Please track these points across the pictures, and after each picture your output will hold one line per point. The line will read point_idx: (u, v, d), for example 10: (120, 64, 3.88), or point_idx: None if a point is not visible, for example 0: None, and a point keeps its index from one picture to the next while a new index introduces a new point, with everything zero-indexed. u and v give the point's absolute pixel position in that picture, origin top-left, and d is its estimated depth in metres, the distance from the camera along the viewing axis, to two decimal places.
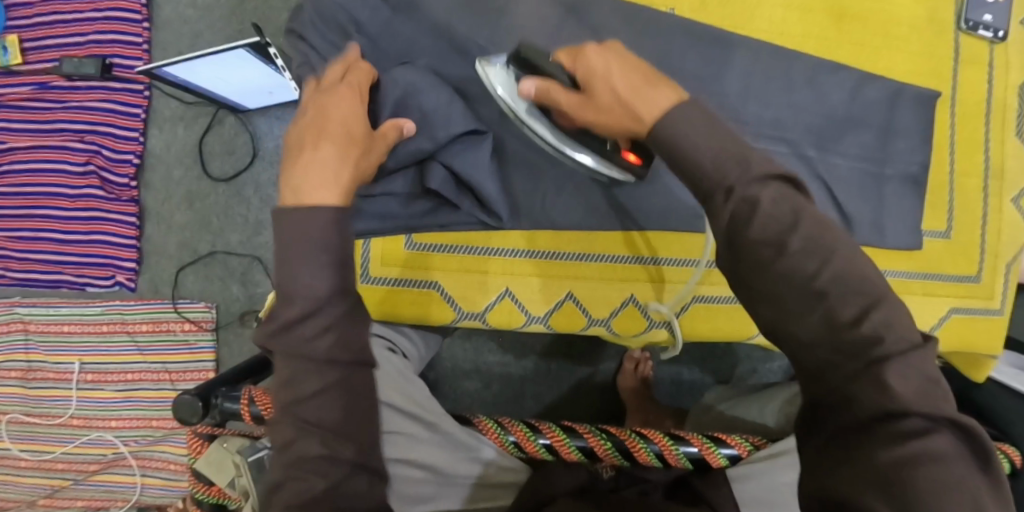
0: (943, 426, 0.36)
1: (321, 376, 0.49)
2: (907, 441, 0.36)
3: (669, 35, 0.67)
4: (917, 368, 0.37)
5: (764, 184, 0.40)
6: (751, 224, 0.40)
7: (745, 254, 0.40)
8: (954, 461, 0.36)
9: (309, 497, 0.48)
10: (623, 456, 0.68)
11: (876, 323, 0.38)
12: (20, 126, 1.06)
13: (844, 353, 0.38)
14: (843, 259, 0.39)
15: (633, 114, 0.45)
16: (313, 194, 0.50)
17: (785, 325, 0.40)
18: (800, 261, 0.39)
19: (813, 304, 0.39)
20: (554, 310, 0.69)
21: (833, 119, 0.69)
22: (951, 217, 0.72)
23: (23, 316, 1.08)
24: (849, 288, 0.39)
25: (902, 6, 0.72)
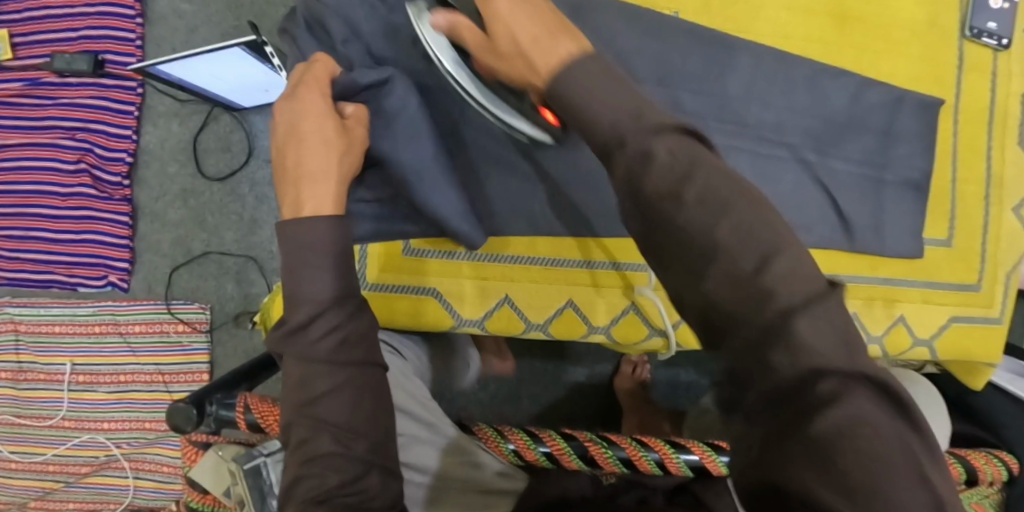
0: (860, 384, 0.30)
1: (332, 378, 0.51)
2: (825, 408, 0.30)
3: (673, 36, 0.66)
4: (831, 320, 0.32)
5: (660, 134, 0.37)
6: (647, 174, 0.36)
7: (644, 209, 0.36)
8: (881, 425, 0.30)
9: (324, 492, 0.50)
10: (624, 464, 0.66)
11: (778, 274, 0.33)
12: (10, 122, 1.04)
13: (743, 312, 0.33)
14: (743, 207, 0.35)
15: (529, 64, 0.43)
16: (311, 209, 0.52)
17: (688, 287, 0.35)
18: (694, 214, 0.35)
19: (712, 261, 0.34)
20: (553, 318, 0.68)
21: (834, 123, 0.68)
22: (952, 225, 0.71)
23: (13, 316, 1.06)
24: (748, 237, 0.34)
25: (907, 10, 0.71)
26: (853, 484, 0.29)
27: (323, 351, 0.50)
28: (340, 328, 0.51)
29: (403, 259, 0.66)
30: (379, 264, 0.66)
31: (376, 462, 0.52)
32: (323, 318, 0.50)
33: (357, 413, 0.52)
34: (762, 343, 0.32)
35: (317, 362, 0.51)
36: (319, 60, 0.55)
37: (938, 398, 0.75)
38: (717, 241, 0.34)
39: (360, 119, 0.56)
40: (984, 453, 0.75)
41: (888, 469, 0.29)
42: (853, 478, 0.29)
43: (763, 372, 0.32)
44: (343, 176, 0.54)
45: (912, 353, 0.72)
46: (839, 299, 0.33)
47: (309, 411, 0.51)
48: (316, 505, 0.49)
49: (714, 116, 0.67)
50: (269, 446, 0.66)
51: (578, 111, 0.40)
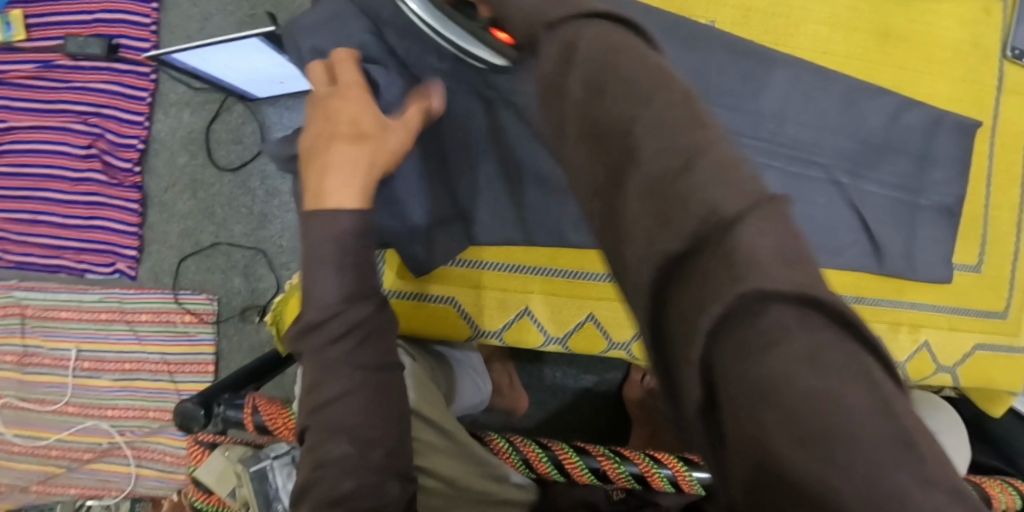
0: (813, 311, 0.22)
1: (344, 382, 0.48)
2: (772, 342, 0.21)
3: (710, 45, 0.64)
4: (778, 232, 0.24)
5: (589, 23, 0.33)
6: (569, 68, 0.32)
7: (569, 109, 0.32)
8: (845, 366, 0.21)
9: (338, 495, 0.47)
10: (636, 480, 0.65)
11: (701, 174, 0.26)
12: (22, 104, 1.03)
13: (655, 217, 0.26)
14: (665, 99, 0.29)
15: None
16: (336, 200, 0.47)
17: (603, 197, 0.30)
18: (615, 106, 0.30)
19: (627, 160, 0.29)
20: (572, 332, 0.67)
21: (870, 145, 0.66)
22: (983, 250, 0.70)
23: (20, 299, 1.05)
24: (667, 134, 0.28)
25: (949, 28, 0.69)
26: (815, 441, 0.20)
27: (336, 355, 0.48)
28: (356, 329, 0.48)
29: None
30: (397, 270, 0.65)
31: (394, 469, 0.50)
32: (331, 323, 0.47)
33: (369, 416, 0.49)
34: (681, 262, 0.25)
35: (324, 366, 0.48)
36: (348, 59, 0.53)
37: (960, 423, 0.73)
38: (636, 138, 0.29)
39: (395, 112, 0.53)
40: (1000, 481, 0.73)
41: (863, 422, 0.20)
42: (815, 430, 0.20)
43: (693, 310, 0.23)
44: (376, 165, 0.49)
45: (934, 379, 0.70)
46: (783, 206, 0.25)
47: (320, 418, 0.49)
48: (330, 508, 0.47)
49: (748, 133, 0.65)
50: (277, 449, 0.65)
51: (511, 17, 0.38)
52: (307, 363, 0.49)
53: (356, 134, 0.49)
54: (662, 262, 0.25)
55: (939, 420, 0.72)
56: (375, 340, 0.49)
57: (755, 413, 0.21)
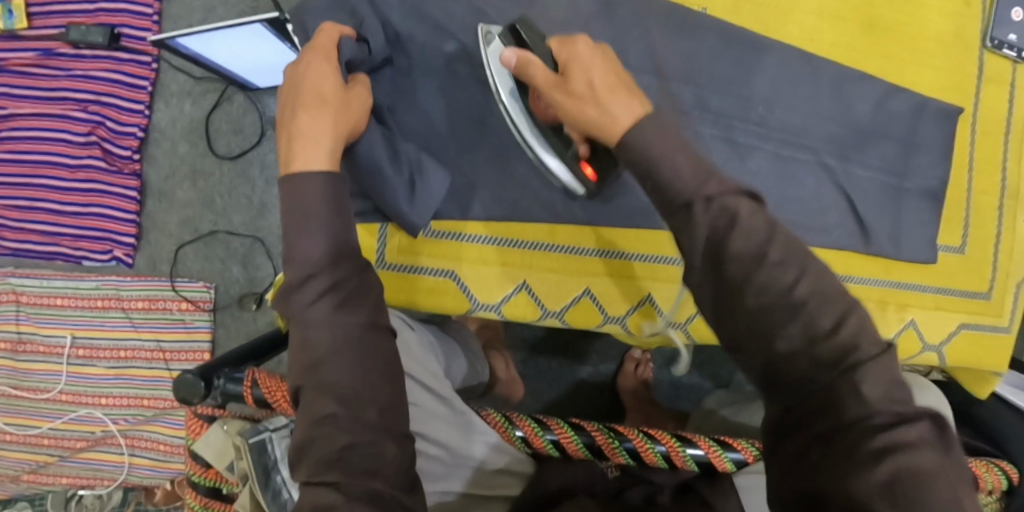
0: (914, 419, 0.34)
1: (333, 339, 0.50)
2: (880, 433, 0.34)
3: (702, 33, 0.67)
4: (888, 370, 0.36)
5: (736, 197, 0.41)
6: (732, 235, 0.40)
7: (734, 269, 0.40)
8: (931, 456, 0.33)
9: (331, 454, 0.48)
10: (630, 456, 0.66)
11: (852, 331, 0.37)
12: (21, 91, 1.03)
13: (821, 363, 0.37)
14: (816, 270, 0.39)
15: (608, 115, 0.46)
16: (301, 164, 0.51)
17: (766, 338, 0.38)
18: (779, 272, 0.39)
19: (790, 317, 0.38)
20: (570, 306, 0.68)
21: (858, 130, 0.69)
22: (966, 233, 0.72)
23: (15, 286, 1.05)
24: (825, 300, 0.38)
25: (932, 20, 0.72)
26: (899, 503, 0.32)
27: (320, 314, 0.50)
28: (337, 288, 0.51)
29: (418, 238, 0.66)
30: (398, 244, 0.66)
31: (390, 430, 0.50)
32: (314, 281, 0.50)
33: (361, 375, 0.50)
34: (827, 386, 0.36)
35: (317, 325, 0.50)
36: (323, 30, 0.57)
37: (945, 405, 0.73)
38: (797, 296, 0.38)
39: (363, 85, 0.58)
40: (986, 461, 0.74)
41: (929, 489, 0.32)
42: (896, 498, 0.32)
43: (827, 404, 0.36)
44: (339, 134, 0.54)
45: (920, 358, 0.72)
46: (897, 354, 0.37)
47: (314, 374, 0.50)
48: (327, 469, 0.48)
49: (741, 118, 0.68)
50: (275, 422, 0.65)
51: (659, 175, 0.43)
52: (301, 324, 0.50)
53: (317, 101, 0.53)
54: (823, 393, 0.36)
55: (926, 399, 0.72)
56: (358, 300, 0.52)
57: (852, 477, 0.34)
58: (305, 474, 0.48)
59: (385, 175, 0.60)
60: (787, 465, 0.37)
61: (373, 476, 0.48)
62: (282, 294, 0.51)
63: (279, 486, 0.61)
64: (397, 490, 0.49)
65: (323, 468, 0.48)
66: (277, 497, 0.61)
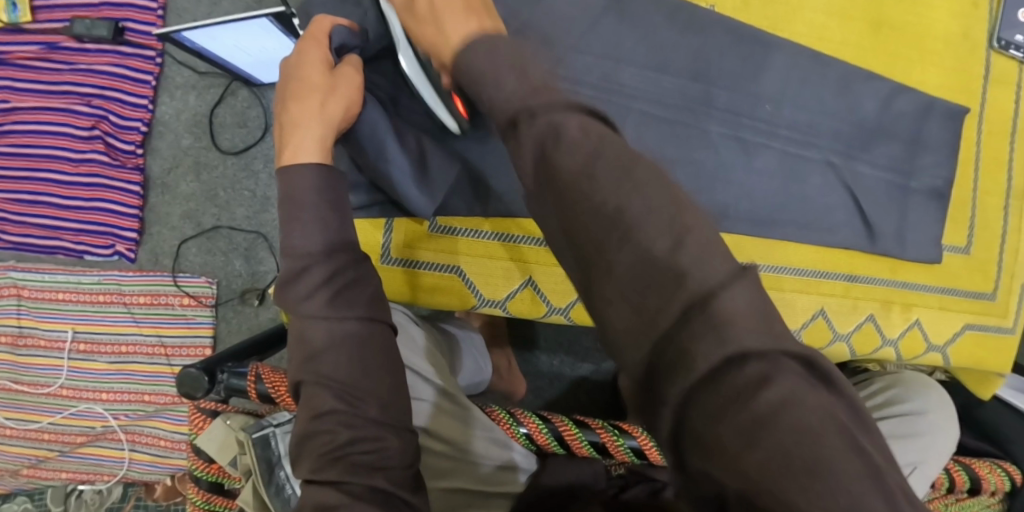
0: (783, 359, 0.29)
1: (329, 333, 0.50)
2: (755, 383, 0.28)
3: (708, 30, 0.67)
4: (750, 296, 0.31)
5: (569, 111, 0.36)
6: (557, 148, 0.35)
7: (562, 185, 0.35)
8: (814, 402, 0.28)
9: (333, 448, 0.48)
10: (635, 454, 0.65)
11: (694, 251, 0.31)
12: (25, 85, 1.03)
13: (659, 299, 0.31)
14: (648, 175, 0.34)
15: (441, 28, 0.44)
16: (292, 155, 0.52)
17: (606, 271, 0.33)
18: (604, 188, 0.34)
19: (625, 240, 0.33)
20: (576, 302, 0.68)
21: (864, 129, 0.69)
22: (971, 233, 0.72)
23: (16, 281, 1.05)
24: (659, 214, 0.33)
25: (937, 19, 0.72)
26: (800, 471, 0.26)
27: (315, 308, 0.50)
28: (333, 279, 0.50)
29: (422, 232, 0.66)
30: (404, 238, 0.66)
31: (390, 425, 0.50)
32: (309, 274, 0.50)
33: (359, 369, 0.50)
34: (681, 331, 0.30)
35: (313, 317, 0.50)
36: (320, 18, 0.56)
37: (950, 403, 0.73)
38: (631, 219, 0.33)
39: (356, 66, 0.55)
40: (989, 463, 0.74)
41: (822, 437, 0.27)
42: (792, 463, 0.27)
43: (685, 357, 0.29)
44: (329, 119, 0.53)
45: (925, 358, 0.72)
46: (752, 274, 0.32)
47: (312, 367, 0.50)
48: (329, 465, 0.48)
49: (748, 115, 0.68)
50: (279, 417, 0.64)
51: (494, 94, 0.38)
52: (299, 316, 0.50)
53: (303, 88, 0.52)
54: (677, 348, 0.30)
55: (930, 399, 0.72)
56: (354, 292, 0.51)
57: (740, 448, 0.28)
58: (307, 470, 0.48)
59: (396, 165, 0.59)
60: (674, 455, 0.30)
61: (377, 472, 0.48)
62: (280, 288, 0.51)
63: (283, 481, 0.61)
64: (398, 486, 0.48)
65: (325, 464, 0.48)
66: (281, 493, 0.60)
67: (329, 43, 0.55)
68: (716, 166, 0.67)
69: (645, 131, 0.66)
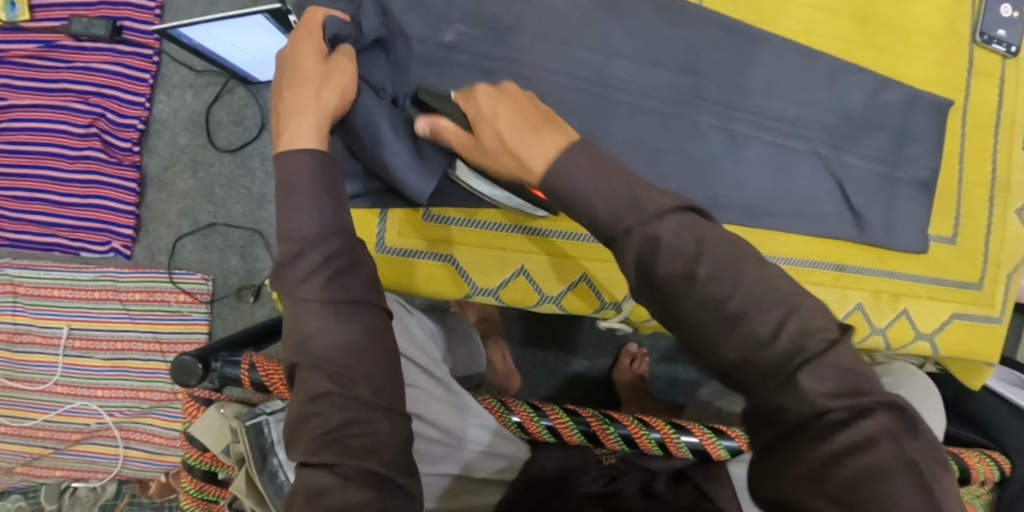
0: (870, 409, 0.35)
1: (324, 317, 0.50)
2: (836, 427, 0.34)
3: (696, 24, 0.69)
4: (838, 361, 0.36)
5: (662, 219, 0.40)
6: (658, 261, 0.40)
7: (667, 289, 0.39)
8: (890, 443, 0.34)
9: (327, 431, 0.48)
10: (625, 442, 0.66)
11: (794, 334, 0.37)
12: (23, 83, 1.04)
13: (771, 367, 0.37)
14: (751, 266, 0.39)
15: (521, 160, 0.45)
16: (288, 140, 0.52)
17: (714, 352, 0.39)
18: (712, 286, 0.38)
19: (732, 327, 0.38)
20: (568, 291, 0.69)
21: (850, 120, 0.70)
22: (957, 223, 0.73)
23: (13, 278, 1.05)
24: (764, 302, 0.38)
25: (922, 14, 0.73)
26: (866, 498, 0.33)
27: (312, 291, 0.50)
28: (331, 262, 0.50)
29: (418, 221, 0.67)
30: (398, 228, 0.67)
31: (383, 407, 0.50)
32: (306, 257, 0.50)
33: (354, 353, 0.50)
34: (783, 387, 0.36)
35: (309, 300, 0.50)
36: (313, 9, 0.57)
37: (937, 393, 0.73)
38: (733, 310, 0.38)
39: (349, 56, 0.57)
40: (978, 453, 0.74)
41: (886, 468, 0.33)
42: (861, 494, 0.33)
43: (781, 405, 0.36)
44: (325, 106, 0.53)
45: (914, 347, 0.73)
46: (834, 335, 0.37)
47: (306, 350, 0.50)
48: (323, 447, 0.48)
49: (739, 108, 0.69)
50: (272, 405, 0.64)
51: (589, 205, 0.42)
52: (293, 299, 0.50)
53: (298, 77, 0.53)
54: (776, 399, 0.36)
55: (917, 388, 0.73)
56: (350, 276, 0.51)
57: (812, 476, 0.34)
58: (301, 453, 0.48)
59: (391, 149, 0.59)
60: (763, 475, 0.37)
61: (369, 455, 0.48)
62: (275, 273, 0.51)
63: (276, 468, 0.61)
64: (391, 468, 0.49)
65: (319, 447, 0.48)
66: (274, 479, 0.60)
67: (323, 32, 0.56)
68: (706, 157, 0.68)
69: (635, 122, 0.67)
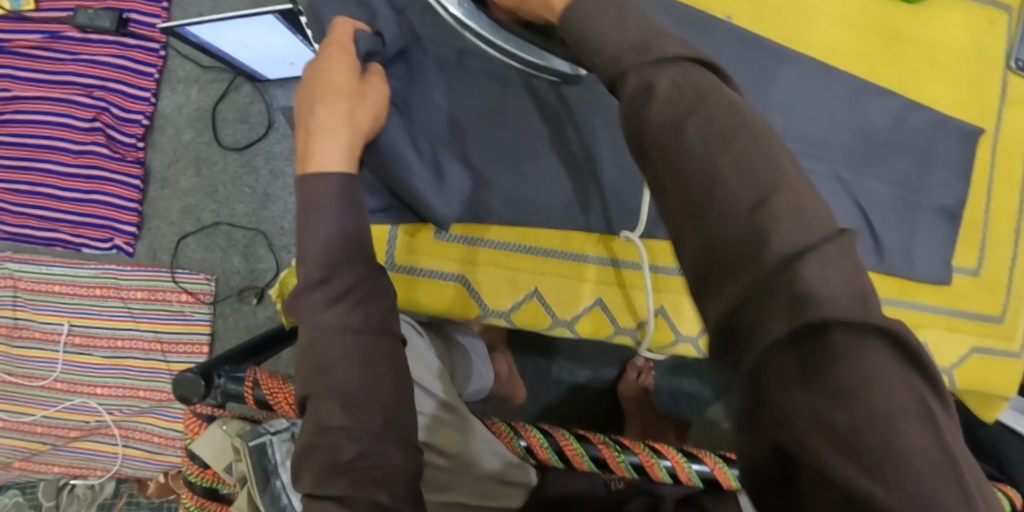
0: (873, 336, 0.27)
1: (341, 344, 0.48)
2: (837, 355, 0.27)
3: (724, 40, 0.66)
4: (841, 270, 0.29)
5: (663, 66, 0.36)
6: (648, 105, 0.35)
7: (653, 142, 0.35)
8: (898, 381, 0.27)
9: (339, 463, 0.47)
10: (636, 470, 0.62)
11: (778, 214, 0.31)
12: (25, 74, 1.01)
13: (745, 264, 0.30)
14: (746, 133, 0.33)
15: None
16: (318, 162, 0.50)
17: (696, 235, 0.33)
18: (693, 144, 0.33)
19: (710, 199, 0.32)
20: (581, 315, 0.67)
21: (873, 143, 0.68)
22: (981, 253, 0.71)
23: (13, 272, 1.04)
24: (750, 175, 0.32)
25: (955, 36, 0.71)
26: (868, 451, 0.26)
27: (331, 319, 0.48)
28: (353, 289, 0.49)
29: (432, 241, 0.65)
30: (410, 246, 0.65)
31: (396, 439, 0.49)
32: (324, 283, 0.48)
33: (369, 383, 0.48)
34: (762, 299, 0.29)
35: (327, 328, 0.48)
36: (341, 21, 0.55)
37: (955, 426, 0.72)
38: (715, 175, 0.32)
39: (379, 75, 0.56)
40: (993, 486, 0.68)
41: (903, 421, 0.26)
42: (863, 439, 0.26)
43: (761, 325, 0.29)
44: (356, 128, 0.52)
45: None
46: (847, 242, 0.31)
47: (320, 379, 0.48)
48: (334, 478, 0.46)
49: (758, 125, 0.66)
50: (277, 424, 0.63)
51: None
52: (310, 325, 0.49)
53: (332, 92, 0.52)
54: (753, 312, 0.29)
55: None
56: (369, 303, 0.50)
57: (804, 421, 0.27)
58: (309, 485, 0.47)
59: (409, 164, 0.58)
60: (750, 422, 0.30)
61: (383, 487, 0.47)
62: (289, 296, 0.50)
63: (279, 490, 0.59)
64: (403, 503, 0.47)
65: (328, 478, 0.46)
66: (277, 502, 0.58)
67: (354, 47, 0.55)
68: None
69: None
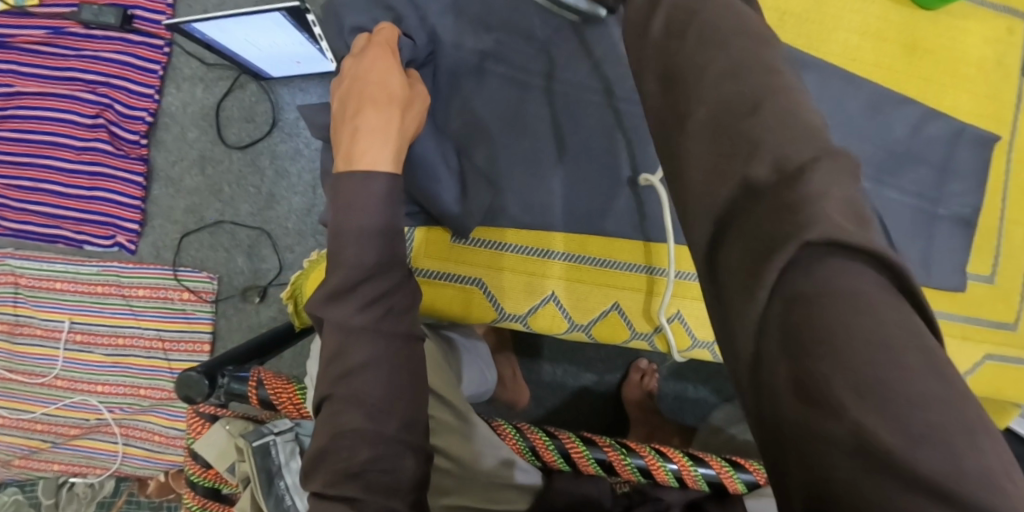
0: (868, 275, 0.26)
1: (359, 348, 0.47)
2: (826, 291, 0.26)
3: None
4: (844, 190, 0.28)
5: None
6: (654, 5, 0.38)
7: (652, 75, 0.36)
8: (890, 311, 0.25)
9: (354, 467, 0.46)
10: (642, 473, 0.63)
11: (769, 122, 0.30)
12: (29, 70, 1.01)
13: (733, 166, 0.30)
14: (741, 41, 0.34)
15: None
16: (368, 162, 0.49)
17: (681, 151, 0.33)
18: (689, 45, 0.35)
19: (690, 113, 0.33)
20: (597, 319, 0.66)
21: (893, 153, 0.68)
22: (996, 262, 0.70)
23: (14, 268, 1.03)
24: (739, 84, 0.32)
25: (974, 45, 0.70)
26: (867, 383, 0.24)
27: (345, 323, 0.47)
28: (382, 295, 0.48)
29: (451, 245, 0.65)
30: (427, 249, 0.65)
31: (411, 443, 0.48)
32: (336, 285, 0.47)
33: (385, 389, 0.47)
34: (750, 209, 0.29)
35: (342, 329, 0.47)
36: (383, 28, 0.56)
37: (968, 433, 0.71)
38: (698, 87, 0.33)
39: (420, 81, 0.57)
40: None
41: (913, 373, 0.24)
42: (866, 373, 0.24)
43: (750, 241, 0.28)
44: (405, 133, 0.52)
45: None
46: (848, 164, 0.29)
47: (333, 382, 0.47)
48: (347, 480, 0.46)
49: None
50: (280, 425, 0.62)
51: None
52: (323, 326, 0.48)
53: (378, 96, 0.52)
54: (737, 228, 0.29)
55: None
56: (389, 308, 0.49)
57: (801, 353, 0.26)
58: (319, 484, 0.47)
59: (438, 177, 0.60)
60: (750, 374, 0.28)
61: (394, 493, 0.46)
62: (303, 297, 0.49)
63: (283, 492, 0.58)
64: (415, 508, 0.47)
65: (341, 480, 0.46)
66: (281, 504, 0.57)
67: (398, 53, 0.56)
68: None
69: None
